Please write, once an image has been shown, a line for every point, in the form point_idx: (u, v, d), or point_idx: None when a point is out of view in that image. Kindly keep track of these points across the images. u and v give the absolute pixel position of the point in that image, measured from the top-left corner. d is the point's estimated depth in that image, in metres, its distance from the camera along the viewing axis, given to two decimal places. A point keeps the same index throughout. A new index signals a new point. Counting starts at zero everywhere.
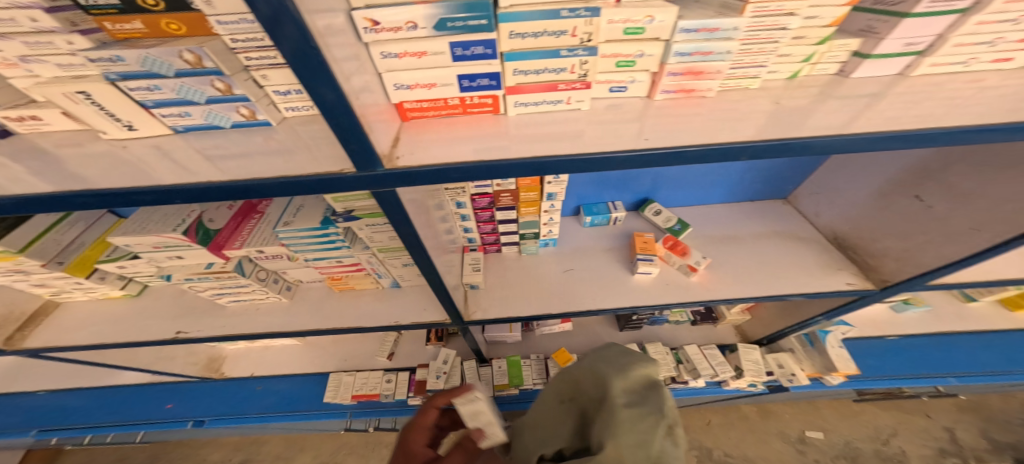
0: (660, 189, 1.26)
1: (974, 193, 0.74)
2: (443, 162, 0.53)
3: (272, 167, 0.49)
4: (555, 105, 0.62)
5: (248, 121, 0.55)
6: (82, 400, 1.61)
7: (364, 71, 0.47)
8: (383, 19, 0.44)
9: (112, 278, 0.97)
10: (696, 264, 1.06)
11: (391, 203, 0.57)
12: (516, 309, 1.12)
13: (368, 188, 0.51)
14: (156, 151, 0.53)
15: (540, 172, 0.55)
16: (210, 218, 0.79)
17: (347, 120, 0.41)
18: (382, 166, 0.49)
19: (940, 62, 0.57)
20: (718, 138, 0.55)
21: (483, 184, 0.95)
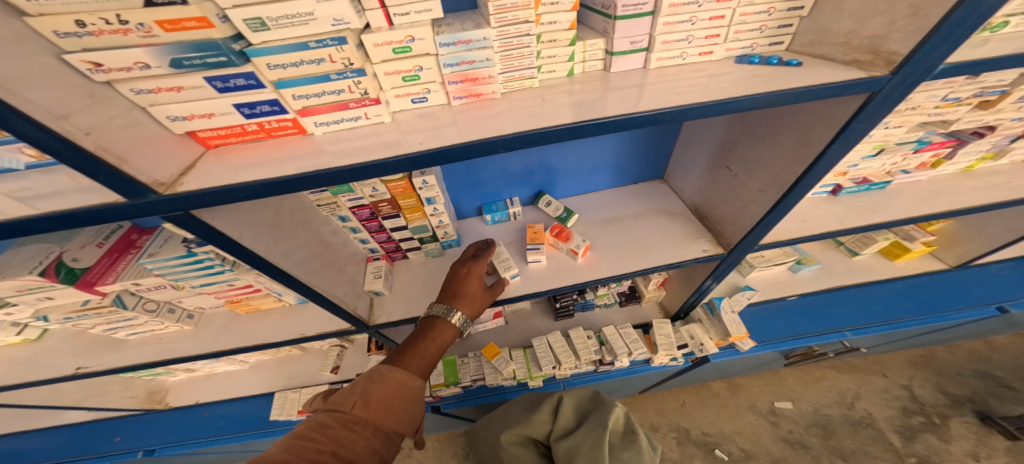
0: (556, 183, 1.32)
1: (756, 160, 0.86)
2: (226, 183, 0.56)
3: (48, 203, 0.53)
4: (355, 122, 0.68)
5: (38, 162, 0.58)
6: (36, 443, 1.68)
7: (119, 112, 0.51)
8: (105, 61, 0.47)
9: (5, 325, 1.01)
10: (576, 247, 1.10)
11: (198, 227, 0.59)
12: (419, 309, 1.18)
13: (152, 215, 0.54)
14: None
15: (328, 183, 0.61)
16: (74, 258, 0.86)
17: (75, 156, 0.44)
18: (156, 192, 0.52)
19: (664, 56, 0.71)
20: (477, 136, 0.64)
21: (356, 197, 0.99)
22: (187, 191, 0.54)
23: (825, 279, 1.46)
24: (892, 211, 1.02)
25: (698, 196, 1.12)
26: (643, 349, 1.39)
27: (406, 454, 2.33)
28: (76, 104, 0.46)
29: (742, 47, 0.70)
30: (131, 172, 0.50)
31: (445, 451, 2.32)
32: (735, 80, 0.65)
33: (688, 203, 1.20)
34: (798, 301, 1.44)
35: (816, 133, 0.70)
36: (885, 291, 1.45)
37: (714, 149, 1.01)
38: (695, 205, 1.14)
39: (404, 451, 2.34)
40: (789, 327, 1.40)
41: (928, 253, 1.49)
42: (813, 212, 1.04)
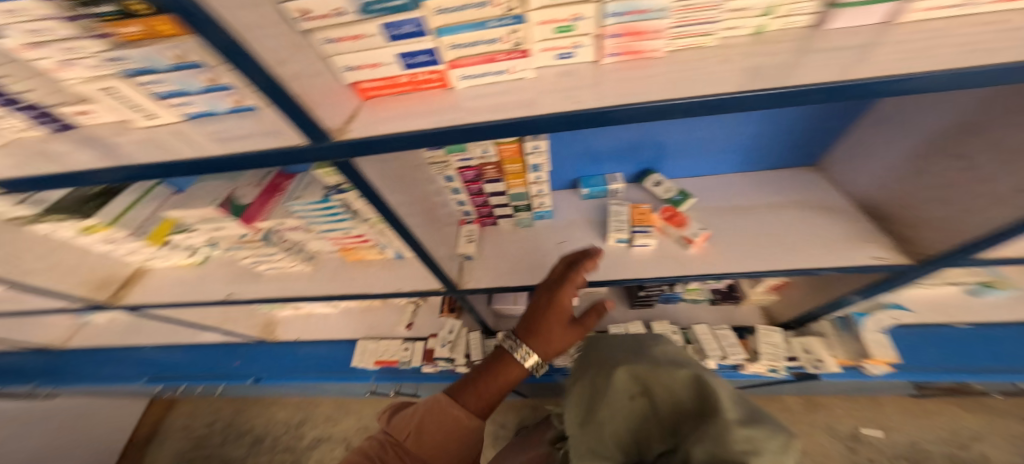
0: (668, 160, 1.18)
1: (1014, 152, 0.64)
2: (387, 131, 0.57)
3: (248, 142, 0.61)
4: (499, 76, 0.63)
5: (237, 106, 0.66)
6: (178, 355, 2.08)
7: (310, 58, 0.53)
8: (311, 7, 0.48)
9: (180, 248, 1.24)
10: (692, 235, 0.97)
11: (354, 173, 0.65)
12: (507, 280, 1.15)
13: (326, 158, 0.58)
14: (173, 136, 0.67)
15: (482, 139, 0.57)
16: (242, 194, 1.06)
17: (282, 98, 0.46)
18: (329, 138, 0.55)
19: (913, 9, 0.54)
20: (657, 97, 0.54)
21: (466, 157, 0.98)
22: (357, 137, 0.55)
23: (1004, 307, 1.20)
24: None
25: (881, 190, 0.92)
26: (741, 355, 1.25)
27: None
28: (288, 50, 0.48)
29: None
30: (320, 118, 0.53)
31: None
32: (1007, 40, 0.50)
33: (859, 198, 0.99)
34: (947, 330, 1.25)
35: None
36: None
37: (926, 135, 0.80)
38: (874, 201, 0.94)
39: None
40: (934, 358, 1.22)
41: None
42: None
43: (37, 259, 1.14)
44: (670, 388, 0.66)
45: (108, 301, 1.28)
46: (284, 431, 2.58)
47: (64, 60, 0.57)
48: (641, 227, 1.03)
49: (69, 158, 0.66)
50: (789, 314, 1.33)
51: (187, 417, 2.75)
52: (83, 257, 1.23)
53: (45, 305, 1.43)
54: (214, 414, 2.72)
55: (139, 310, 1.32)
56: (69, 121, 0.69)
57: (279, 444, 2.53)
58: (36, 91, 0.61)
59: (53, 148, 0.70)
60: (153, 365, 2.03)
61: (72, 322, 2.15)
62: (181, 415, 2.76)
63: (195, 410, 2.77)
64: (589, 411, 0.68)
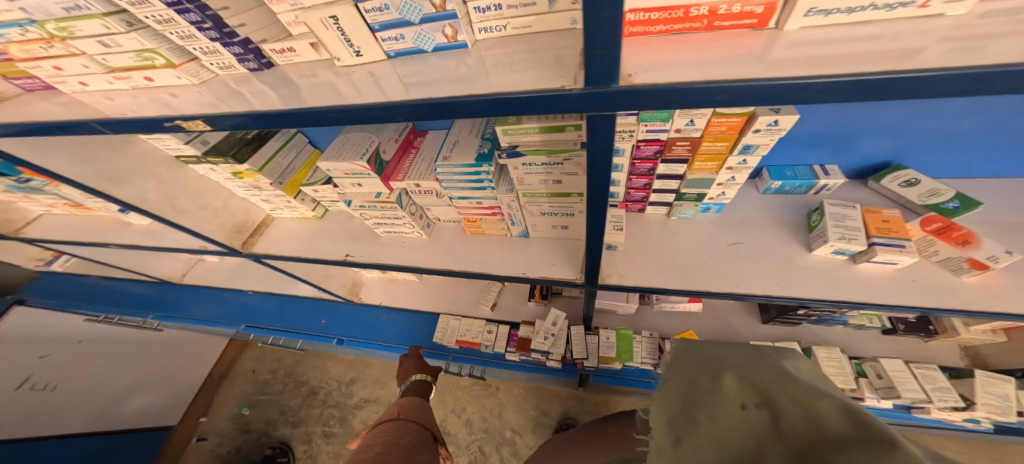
0: (909, 154, 0.93)
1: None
2: (692, 78, 0.44)
3: (485, 88, 0.53)
4: (866, 12, 0.44)
5: (449, 42, 0.64)
6: (273, 303, 2.21)
7: None
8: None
9: (308, 200, 1.24)
10: (988, 260, 0.74)
11: (600, 134, 0.51)
12: (660, 279, 0.98)
13: (592, 111, 0.47)
14: (371, 77, 0.65)
15: (845, 99, 0.40)
16: (384, 150, 1.01)
17: (610, 16, 0.36)
18: (617, 82, 0.43)
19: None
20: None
21: (657, 128, 0.80)
22: (640, 84, 0.43)
23: None
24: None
25: None
26: (957, 402, 1.01)
27: (491, 392, 2.67)
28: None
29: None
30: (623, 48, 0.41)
31: (526, 400, 2.59)
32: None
33: None
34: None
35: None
36: None
37: None
38: None
39: (491, 389, 2.68)
40: None
41: None
42: None
43: (191, 200, 1.19)
44: (806, 414, 0.45)
45: (241, 248, 1.25)
46: (335, 387, 2.75)
47: None
48: (890, 239, 0.80)
49: (264, 98, 0.67)
50: (1019, 361, 1.09)
51: (255, 360, 3.03)
52: (228, 199, 1.27)
53: (178, 243, 1.50)
54: (277, 361, 2.95)
55: (263, 260, 1.29)
56: (270, 58, 0.73)
57: (340, 395, 2.70)
58: (246, 26, 0.69)
59: (254, 84, 0.72)
60: (252, 312, 2.21)
61: (189, 258, 2.32)
62: (254, 359, 3.04)
63: (262, 356, 3.04)
64: (682, 425, 0.54)
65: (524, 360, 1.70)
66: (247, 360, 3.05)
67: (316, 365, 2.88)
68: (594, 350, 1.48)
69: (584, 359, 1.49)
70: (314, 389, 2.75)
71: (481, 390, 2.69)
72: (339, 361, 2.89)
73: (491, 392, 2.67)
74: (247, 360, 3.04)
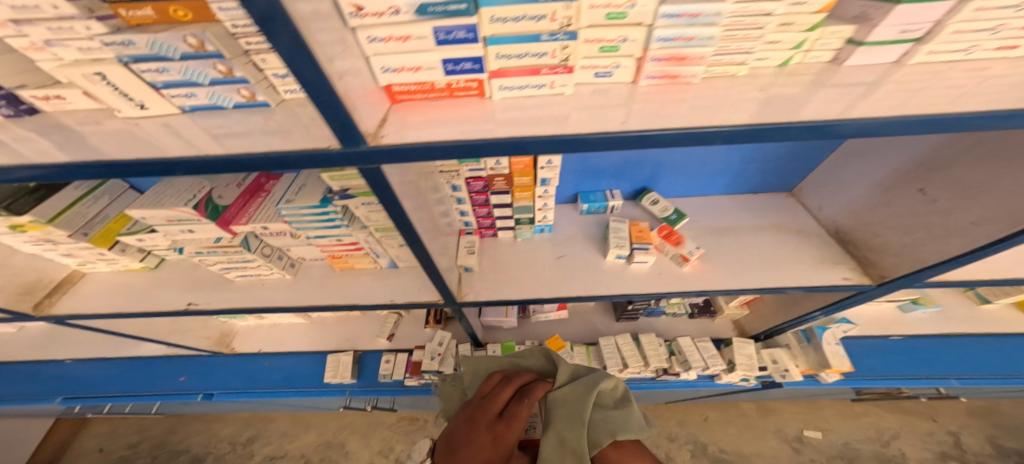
0: (654, 180, 1.29)
1: (972, 186, 0.71)
2: (424, 140, 0.56)
3: (276, 143, 0.55)
4: (537, 90, 0.64)
5: (249, 102, 0.60)
6: (106, 371, 1.80)
7: (354, 56, 0.50)
8: (367, 5, 0.46)
9: (132, 250, 1.09)
10: (688, 254, 1.09)
11: (376, 180, 0.61)
12: (506, 293, 1.14)
13: (354, 164, 0.55)
14: (165, 130, 0.59)
15: (517, 151, 0.59)
16: (220, 195, 0.92)
17: (330, 100, 0.44)
18: (365, 142, 0.53)
19: (939, 50, 0.57)
20: (717, 121, 0.58)
21: (476, 168, 0.99)
22: (386, 144, 0.54)
23: (939, 323, 1.46)
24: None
25: (847, 216, 1.00)
26: (721, 366, 1.37)
27: None
28: (337, 47, 0.44)
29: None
30: (356, 121, 0.50)
31: None
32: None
33: (827, 224, 1.08)
34: (900, 342, 1.45)
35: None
36: (1012, 347, 1.40)
37: (899, 166, 0.85)
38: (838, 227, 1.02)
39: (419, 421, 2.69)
40: (883, 366, 1.42)
41: None
42: None
43: None
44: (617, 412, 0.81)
45: (32, 312, 1.06)
46: (228, 449, 2.64)
47: (51, 41, 0.49)
48: (641, 244, 1.13)
49: (16, 149, 0.56)
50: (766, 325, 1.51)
51: (104, 436, 2.76)
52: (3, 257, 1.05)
53: None
54: (139, 433, 2.75)
55: (67, 323, 1.11)
56: (33, 105, 0.61)
57: (235, 458, 2.60)
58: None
59: (9, 133, 0.59)
60: (78, 384, 1.76)
61: None
62: (101, 435, 2.77)
63: (114, 431, 2.78)
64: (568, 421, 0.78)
65: (424, 383, 1.65)
66: (88, 439, 2.76)
67: (199, 429, 2.75)
68: None
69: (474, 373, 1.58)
70: (198, 456, 2.63)
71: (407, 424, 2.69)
72: (229, 421, 2.79)
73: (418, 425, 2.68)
74: (91, 439, 2.76)
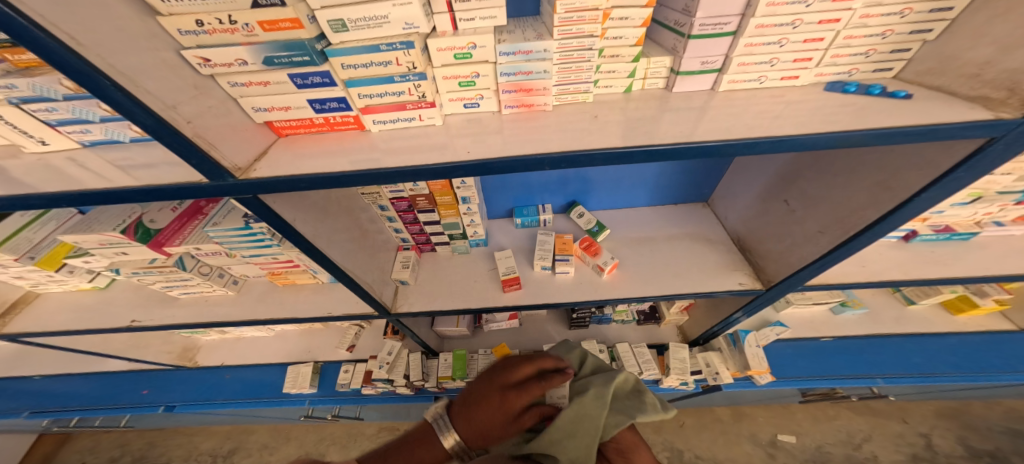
0: (582, 194, 1.36)
1: (817, 199, 0.83)
2: (292, 173, 0.62)
3: (164, 176, 0.62)
4: (409, 122, 0.72)
5: (143, 136, 0.67)
6: (78, 384, 1.87)
7: (214, 99, 0.57)
8: (213, 57, 0.53)
9: (81, 271, 1.15)
10: (603, 264, 1.15)
11: (260, 209, 0.66)
12: (438, 304, 1.21)
13: (229, 196, 0.61)
14: (69, 163, 0.66)
15: (377, 181, 0.65)
16: (152, 219, 0.96)
17: (178, 142, 0.49)
18: (233, 176, 0.58)
19: (738, 78, 0.68)
20: (560, 148, 0.65)
21: (397, 189, 1.06)
22: (255, 177, 0.60)
23: (870, 325, 1.51)
24: (960, 267, 1.02)
25: (744, 225, 1.11)
26: (655, 370, 1.43)
27: None
28: (182, 95, 0.51)
29: (836, 72, 0.66)
30: (218, 157, 0.56)
31: None
32: (816, 110, 0.63)
33: (732, 233, 1.18)
34: (833, 344, 1.50)
35: (903, 178, 0.65)
36: (937, 346, 1.45)
37: (770, 180, 0.98)
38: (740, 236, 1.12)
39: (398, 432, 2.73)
40: (814, 367, 1.47)
41: (993, 311, 1.47)
42: (875, 258, 1.05)
43: None
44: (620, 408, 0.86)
45: None
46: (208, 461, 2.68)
47: None
48: (563, 255, 1.21)
49: None
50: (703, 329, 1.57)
51: (85, 451, 2.79)
52: None
53: None
54: (119, 448, 2.78)
55: (20, 341, 1.17)
56: None
57: None
58: None
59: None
60: (55, 397, 1.84)
61: None
62: (83, 450, 2.80)
63: (96, 446, 2.81)
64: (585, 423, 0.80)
65: (382, 391, 1.71)
66: (70, 453, 2.79)
67: (178, 443, 2.78)
68: (433, 371, 1.63)
69: (425, 380, 1.63)
70: None
71: (386, 434, 2.72)
72: (211, 434, 2.81)
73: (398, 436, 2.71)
74: (73, 453, 2.79)
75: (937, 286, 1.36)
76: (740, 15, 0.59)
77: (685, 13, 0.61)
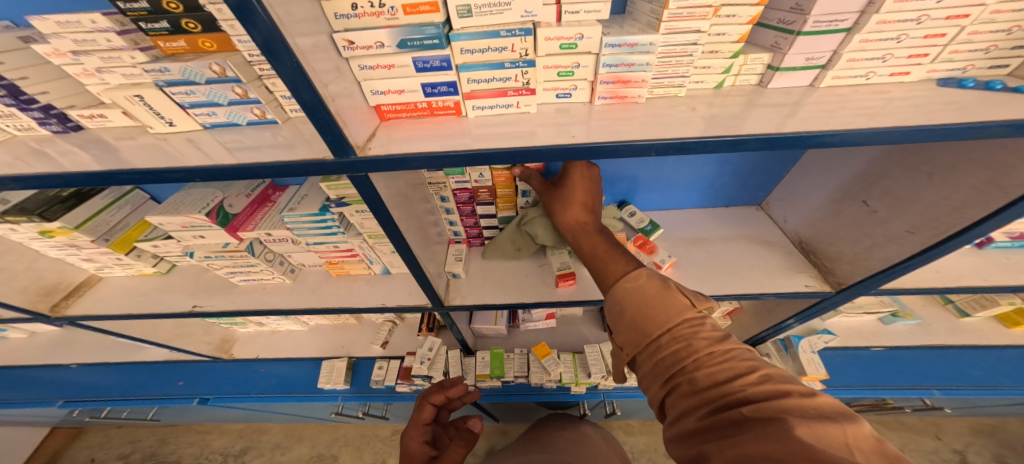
0: (633, 194, 1.37)
1: (906, 199, 0.85)
2: (407, 152, 0.64)
3: (284, 155, 0.64)
4: (507, 109, 0.74)
5: (260, 120, 0.69)
6: (109, 374, 1.88)
7: (348, 81, 0.60)
8: (357, 40, 0.56)
9: (146, 256, 1.16)
10: (660, 261, 1.16)
11: (365, 187, 0.69)
12: (492, 298, 1.20)
13: (346, 173, 0.63)
14: (188, 143, 0.68)
15: (482, 163, 0.67)
16: (230, 204, 0.97)
17: (324, 117, 0.52)
18: (355, 154, 0.60)
19: (843, 74, 0.70)
20: (664, 134, 0.66)
21: (462, 180, 1.08)
22: (373, 155, 0.62)
23: (921, 335, 1.48)
24: None
25: (809, 227, 1.11)
26: None
27: None
28: (331, 75, 0.54)
29: (950, 69, 0.68)
30: (347, 134, 0.58)
31: None
32: (925, 105, 0.64)
33: (791, 235, 1.19)
34: (883, 353, 1.48)
35: (1015, 176, 0.66)
36: (991, 357, 1.43)
37: (846, 182, 1.00)
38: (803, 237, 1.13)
39: None
40: (864, 376, 1.45)
41: None
42: (946, 263, 1.05)
43: None
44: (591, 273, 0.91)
45: (49, 312, 1.14)
46: (221, 459, 2.66)
47: (102, 68, 0.61)
48: None
49: (69, 158, 0.65)
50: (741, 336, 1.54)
51: (97, 446, 2.78)
52: (32, 262, 1.14)
53: None
54: (133, 443, 2.76)
55: (80, 323, 1.18)
56: (79, 122, 0.71)
57: None
58: (49, 94, 0.66)
59: (55, 146, 0.67)
60: (87, 386, 1.84)
61: None
62: (97, 444, 2.79)
63: (109, 441, 2.80)
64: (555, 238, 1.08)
65: (416, 389, 1.69)
66: (84, 448, 2.77)
67: (192, 440, 2.76)
68: (471, 370, 1.60)
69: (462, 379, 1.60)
70: None
71: None
72: (226, 431, 2.80)
73: None
74: (86, 448, 2.77)
75: (994, 296, 1.34)
76: (859, 12, 0.61)
77: (795, 11, 0.63)
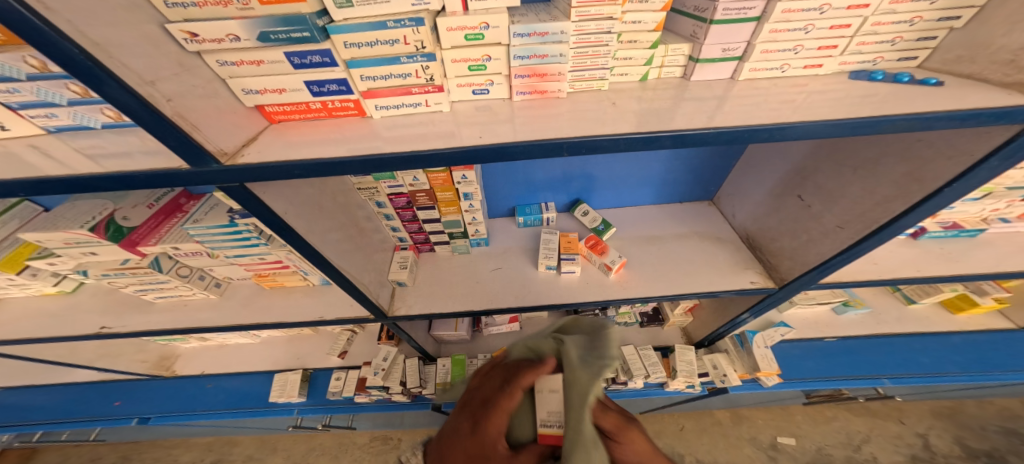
0: (588, 192, 1.32)
1: (835, 193, 0.82)
2: (284, 159, 0.56)
3: (138, 163, 0.55)
4: (414, 108, 0.67)
5: (117, 122, 0.60)
6: (40, 397, 1.73)
7: (202, 78, 0.52)
8: (201, 31, 0.48)
9: (45, 274, 1.05)
10: (611, 262, 1.11)
11: (249, 200, 0.60)
12: (439, 306, 1.14)
13: (213, 184, 0.54)
14: (28, 150, 0.58)
15: (377, 169, 0.60)
16: (125, 216, 0.87)
17: (152, 119, 0.43)
18: (217, 162, 0.52)
19: (759, 67, 0.65)
20: (577, 133, 0.60)
21: (396, 184, 0.99)
22: (242, 163, 0.54)
23: (872, 325, 1.50)
24: (974, 264, 1.00)
25: (753, 223, 1.09)
26: (662, 373, 1.40)
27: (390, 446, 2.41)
28: (163, 71, 0.46)
29: (860, 61, 0.64)
30: (201, 140, 0.50)
31: None
32: (846, 97, 0.60)
33: (739, 230, 1.16)
34: (837, 344, 1.49)
35: (936, 169, 0.63)
36: (940, 346, 1.45)
37: (782, 176, 0.97)
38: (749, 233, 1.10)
39: (391, 441, 2.60)
40: (821, 368, 1.45)
41: (994, 312, 1.49)
42: (887, 255, 1.04)
43: None
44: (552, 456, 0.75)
45: None
46: None
47: None
48: (569, 255, 1.17)
49: None
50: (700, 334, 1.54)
51: None
52: None
53: None
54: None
55: None
56: None
57: None
58: None
59: None
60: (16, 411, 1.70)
61: None
62: None
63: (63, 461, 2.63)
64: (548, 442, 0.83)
65: (375, 399, 1.62)
66: None
67: (155, 456, 2.62)
68: (430, 378, 1.55)
69: (421, 388, 1.53)
70: None
71: (378, 444, 2.60)
72: (192, 446, 2.67)
73: (392, 445, 2.59)
74: None
75: (940, 285, 1.36)
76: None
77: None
